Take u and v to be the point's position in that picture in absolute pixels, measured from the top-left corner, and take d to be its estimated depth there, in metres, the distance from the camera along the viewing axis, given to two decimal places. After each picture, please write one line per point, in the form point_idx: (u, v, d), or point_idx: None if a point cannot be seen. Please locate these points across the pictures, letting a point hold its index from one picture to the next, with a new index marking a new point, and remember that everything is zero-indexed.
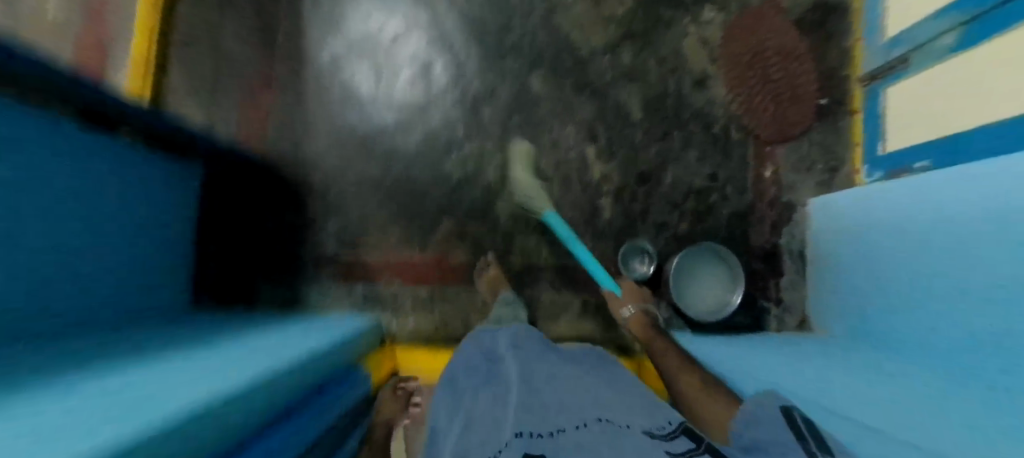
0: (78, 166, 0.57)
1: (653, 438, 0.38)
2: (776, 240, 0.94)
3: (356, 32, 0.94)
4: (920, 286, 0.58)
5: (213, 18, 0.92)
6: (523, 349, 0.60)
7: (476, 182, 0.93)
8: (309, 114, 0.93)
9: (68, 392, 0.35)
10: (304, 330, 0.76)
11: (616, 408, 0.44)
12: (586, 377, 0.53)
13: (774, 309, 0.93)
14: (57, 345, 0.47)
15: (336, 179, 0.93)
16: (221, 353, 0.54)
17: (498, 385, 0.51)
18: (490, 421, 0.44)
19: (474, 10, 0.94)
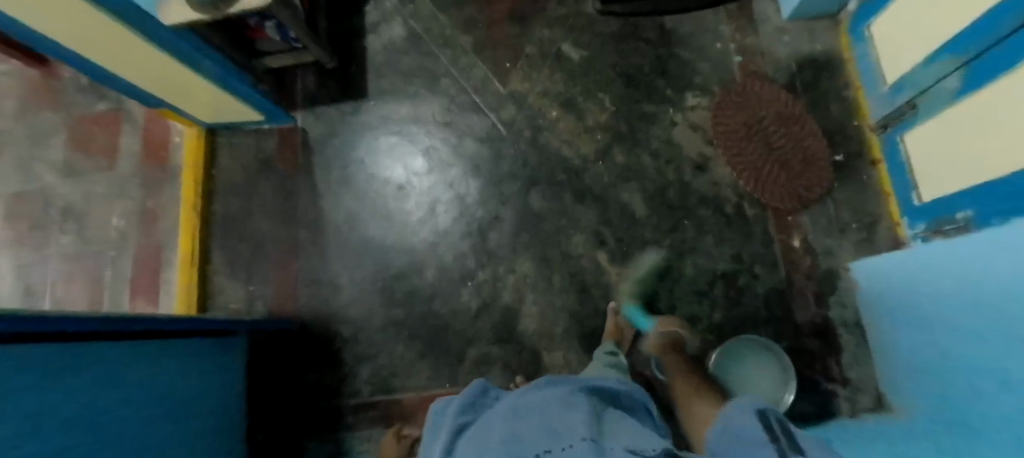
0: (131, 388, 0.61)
1: (644, 453, 0.31)
2: (825, 313, 0.86)
3: (367, 187, 1.03)
4: (977, 362, 0.53)
5: (247, 203, 1.05)
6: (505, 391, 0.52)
7: (495, 306, 0.94)
8: (333, 269, 1.00)
9: None
10: None
11: (609, 432, 0.37)
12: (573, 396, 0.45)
13: (844, 393, 0.83)
14: None
15: (362, 326, 0.96)
16: None
17: (488, 421, 0.46)
18: (466, 457, 0.39)
19: (469, 147, 1.02)
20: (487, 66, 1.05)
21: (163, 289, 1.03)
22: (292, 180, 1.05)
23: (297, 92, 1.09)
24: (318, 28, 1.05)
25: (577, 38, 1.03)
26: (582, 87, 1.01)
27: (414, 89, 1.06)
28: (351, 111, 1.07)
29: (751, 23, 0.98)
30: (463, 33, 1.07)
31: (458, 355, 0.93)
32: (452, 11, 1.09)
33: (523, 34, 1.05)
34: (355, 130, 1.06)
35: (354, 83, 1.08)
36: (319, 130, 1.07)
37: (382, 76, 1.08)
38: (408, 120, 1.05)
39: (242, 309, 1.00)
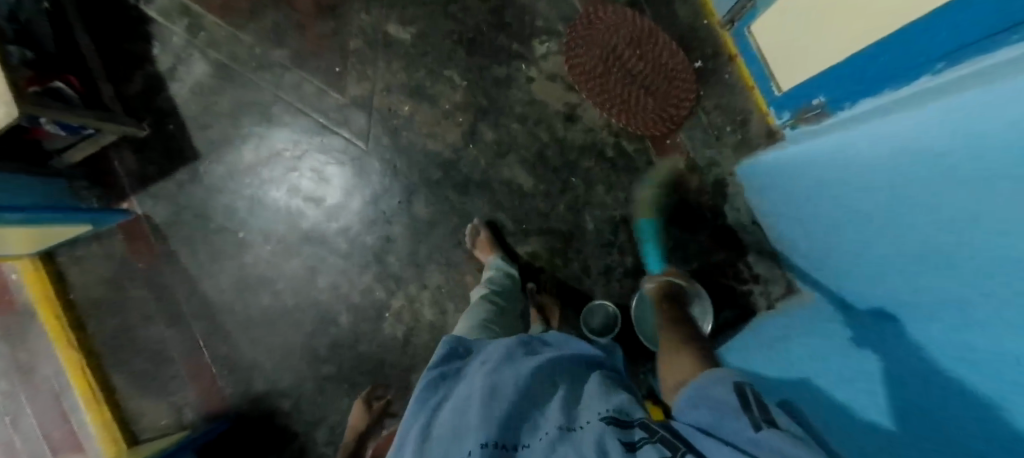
0: None
1: (609, 425, 0.38)
2: (724, 223, 0.87)
3: (244, 255, 0.94)
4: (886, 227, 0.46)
5: (127, 316, 0.96)
6: (493, 358, 0.53)
7: (419, 327, 0.92)
8: (248, 348, 0.95)
9: None
10: None
11: (584, 409, 0.43)
12: (557, 379, 0.50)
13: (760, 292, 0.86)
14: None
15: (301, 392, 0.94)
16: None
17: (461, 392, 0.48)
18: (452, 425, 0.42)
19: (333, 176, 0.92)
20: (317, 78, 0.92)
21: (83, 430, 0.97)
22: (163, 275, 0.95)
23: (121, 178, 0.95)
24: (107, 100, 0.89)
25: (402, 15, 0.90)
26: (426, 69, 0.90)
27: (249, 131, 0.93)
28: (191, 178, 0.94)
29: None
30: (276, 47, 0.92)
31: (400, 385, 0.92)
32: (252, 24, 0.92)
33: (342, 27, 0.91)
34: (204, 198, 0.94)
35: (179, 147, 0.94)
36: (166, 212, 0.94)
37: (208, 127, 0.93)
38: (256, 168, 0.93)
39: (175, 419, 0.96)
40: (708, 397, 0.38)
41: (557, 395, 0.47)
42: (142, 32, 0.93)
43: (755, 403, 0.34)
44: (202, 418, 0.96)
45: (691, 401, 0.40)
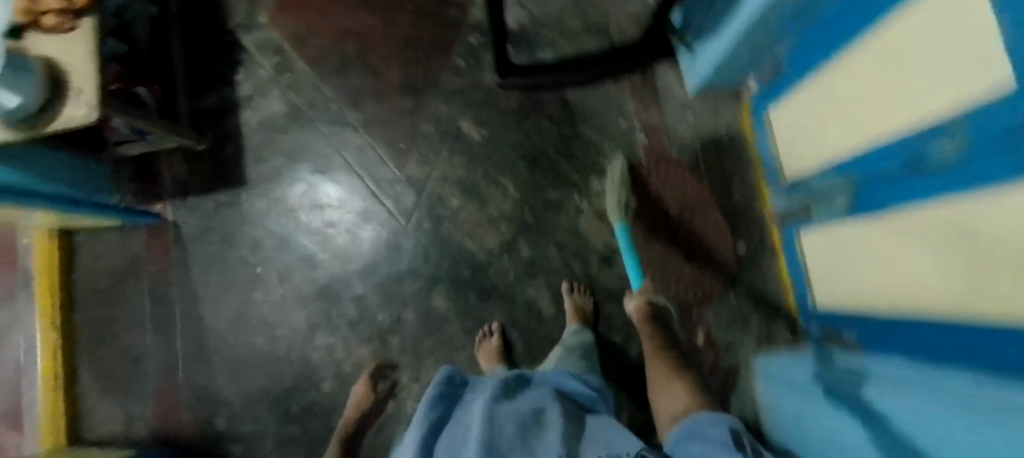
0: None
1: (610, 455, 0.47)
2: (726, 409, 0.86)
3: (254, 291, 0.93)
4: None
5: (116, 315, 0.93)
6: (491, 391, 0.56)
7: (399, 417, 0.89)
8: (223, 384, 0.91)
9: None
10: None
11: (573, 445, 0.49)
12: (551, 413, 0.55)
13: None
14: None
15: (259, 446, 0.90)
16: None
17: (462, 421, 0.52)
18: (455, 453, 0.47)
19: (365, 242, 0.93)
20: (379, 148, 0.95)
21: (28, 416, 0.92)
22: (168, 287, 0.94)
23: (164, 181, 0.96)
24: (180, 111, 0.91)
25: (477, 116, 0.94)
26: (484, 171, 0.93)
27: (300, 175, 0.95)
28: (229, 202, 0.95)
29: (655, 98, 0.94)
30: (352, 108, 0.96)
31: None
32: (338, 82, 0.96)
33: (418, 110, 0.95)
34: (235, 225, 0.94)
35: (229, 170, 0.96)
36: (194, 226, 0.95)
37: (262, 160, 0.96)
38: (295, 212, 0.94)
39: (121, 434, 0.91)
40: (705, 435, 0.51)
41: (554, 426, 0.51)
42: (232, 58, 0.98)
43: (743, 446, 0.47)
44: (150, 442, 0.91)
45: (687, 437, 0.53)
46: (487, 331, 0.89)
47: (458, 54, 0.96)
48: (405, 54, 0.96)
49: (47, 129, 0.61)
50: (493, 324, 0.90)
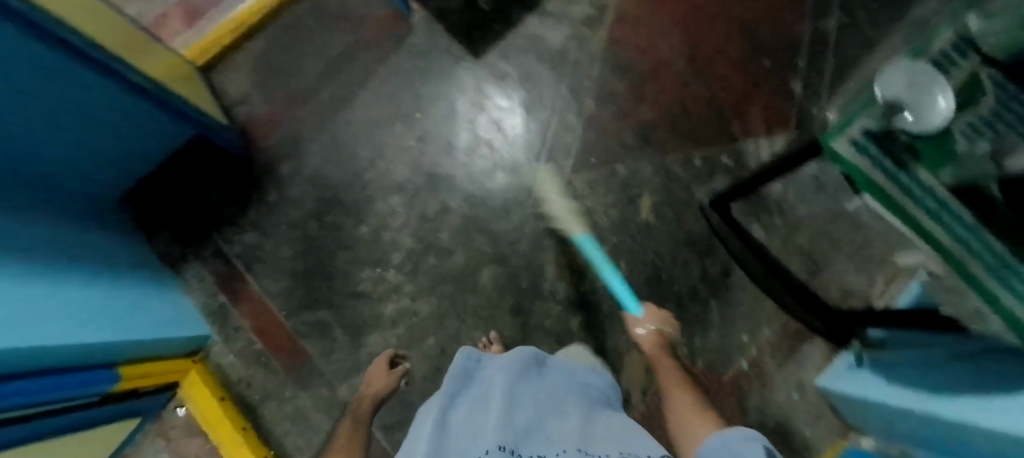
0: (112, 106, 0.72)
1: None
2: None
3: (399, 122, 0.98)
4: None
5: (311, 31, 1.01)
6: (509, 372, 0.56)
7: (372, 305, 0.92)
8: (312, 148, 0.98)
9: (27, 280, 0.55)
10: (162, 299, 0.85)
11: (592, 441, 0.44)
12: (568, 408, 0.52)
13: None
14: (55, 253, 0.65)
15: (282, 207, 0.96)
16: (108, 304, 0.71)
17: (480, 398, 0.51)
18: (466, 426, 0.45)
19: (495, 183, 0.96)
20: (578, 144, 0.97)
21: (201, 23, 1.02)
22: (357, 55, 1.01)
23: None
24: None
25: (661, 206, 0.93)
26: (618, 244, 0.93)
27: (513, 95, 0.99)
28: (455, 56, 1.00)
29: (787, 352, 0.89)
30: (593, 100, 0.98)
31: (312, 301, 0.92)
32: (606, 74, 0.99)
33: (631, 154, 0.96)
34: (441, 72, 1.00)
35: (479, 37, 1.00)
36: (419, 43, 1.01)
37: (504, 58, 1.00)
38: (481, 111, 0.98)
39: (227, 97, 1.00)
40: (727, 448, 0.40)
41: (574, 421, 0.48)
42: None
43: None
44: (237, 125, 1.00)
45: (713, 451, 0.41)
46: (486, 342, 0.88)
47: (702, 155, 0.95)
48: (671, 111, 0.97)
49: None
50: (495, 333, 0.89)
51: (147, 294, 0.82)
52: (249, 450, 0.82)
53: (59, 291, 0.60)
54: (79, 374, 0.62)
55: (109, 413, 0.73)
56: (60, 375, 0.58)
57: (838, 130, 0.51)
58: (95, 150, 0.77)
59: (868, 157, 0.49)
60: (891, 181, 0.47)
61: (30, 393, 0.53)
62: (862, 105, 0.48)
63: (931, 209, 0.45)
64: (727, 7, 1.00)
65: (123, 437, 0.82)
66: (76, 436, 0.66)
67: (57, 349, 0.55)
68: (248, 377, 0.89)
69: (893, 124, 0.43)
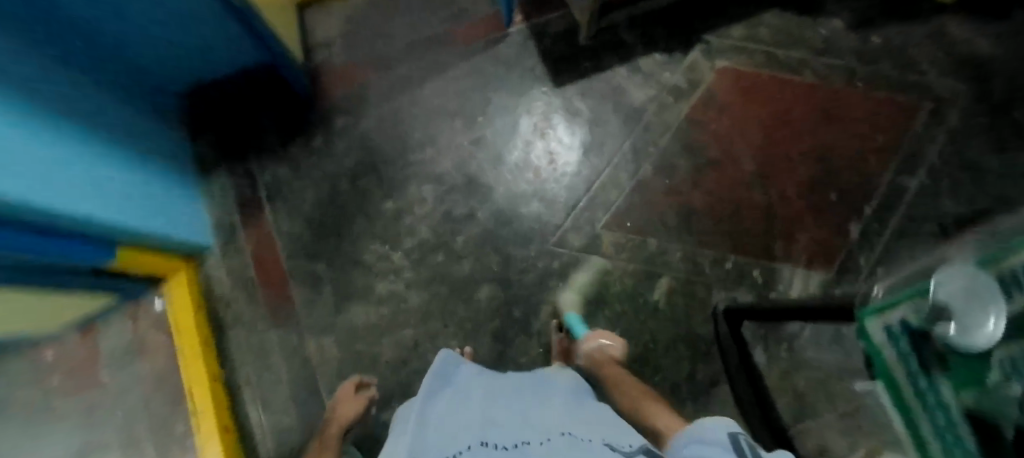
0: (211, 11, 0.75)
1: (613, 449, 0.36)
2: None
3: (461, 118, 1.00)
4: None
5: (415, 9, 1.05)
6: (492, 381, 0.55)
7: (367, 277, 0.92)
8: (372, 111, 1.00)
9: (67, 146, 0.57)
10: (182, 200, 0.88)
11: (580, 428, 0.41)
12: (551, 403, 0.49)
13: None
14: (107, 126, 0.68)
15: (324, 154, 0.97)
16: (138, 190, 0.73)
17: (460, 397, 0.49)
18: (447, 420, 0.43)
19: (526, 209, 0.95)
20: (620, 203, 0.95)
21: None
22: (448, 44, 1.03)
23: (541, 17, 1.04)
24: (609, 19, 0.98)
25: (676, 293, 0.91)
26: (620, 314, 0.91)
27: (576, 134, 0.99)
28: (536, 77, 1.01)
29: None
30: (651, 167, 0.97)
31: (315, 250, 0.93)
32: (672, 148, 0.97)
33: (667, 232, 0.94)
34: (517, 88, 1.01)
35: (565, 68, 1.01)
36: (508, 53, 1.02)
37: (581, 96, 1.00)
38: (540, 137, 0.99)
39: (318, 39, 1.05)
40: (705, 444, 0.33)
41: (557, 413, 0.45)
42: (672, 43, 1.02)
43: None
44: (315, 65, 1.03)
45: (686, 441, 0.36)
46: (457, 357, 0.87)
47: (735, 260, 0.92)
48: (721, 206, 0.95)
49: None
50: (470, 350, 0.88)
51: (173, 190, 0.85)
52: (205, 365, 0.83)
53: (96, 166, 0.63)
54: (70, 244, 0.60)
55: (91, 282, 0.74)
56: (69, 243, 0.61)
57: (875, 307, 0.37)
58: (178, 41, 0.80)
59: (896, 347, 0.35)
60: (909, 384, 0.33)
61: (30, 249, 0.55)
62: (919, 292, 0.35)
63: (938, 425, 0.30)
64: (812, 129, 0.98)
65: (96, 307, 0.84)
66: (52, 292, 0.68)
67: (66, 218, 0.56)
68: (229, 298, 0.91)
69: (933, 327, 0.30)
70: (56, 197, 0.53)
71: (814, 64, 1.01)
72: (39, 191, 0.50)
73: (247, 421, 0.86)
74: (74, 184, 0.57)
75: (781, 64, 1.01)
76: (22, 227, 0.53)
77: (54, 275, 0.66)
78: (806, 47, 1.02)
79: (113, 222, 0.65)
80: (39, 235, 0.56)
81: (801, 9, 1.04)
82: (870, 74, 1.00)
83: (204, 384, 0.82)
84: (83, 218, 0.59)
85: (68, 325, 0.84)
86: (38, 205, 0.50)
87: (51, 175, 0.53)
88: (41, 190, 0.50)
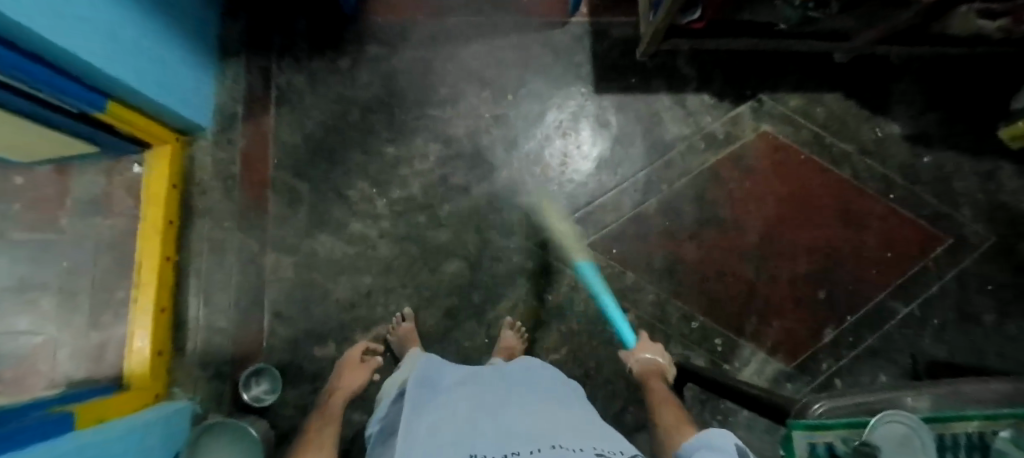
0: None
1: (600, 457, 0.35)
2: None
3: (491, 90, 0.97)
4: None
5: None
6: (475, 385, 0.56)
7: (346, 211, 0.91)
8: (408, 52, 0.97)
9: None
10: (199, 80, 0.86)
11: (565, 436, 0.40)
12: (534, 406, 0.49)
13: None
14: None
15: (345, 77, 0.95)
16: (155, 56, 0.71)
17: (446, 405, 0.50)
18: (431, 433, 0.43)
19: (521, 202, 0.93)
20: (614, 228, 0.93)
21: None
22: (506, 12, 0.99)
23: (607, 18, 0.99)
24: (674, 42, 0.93)
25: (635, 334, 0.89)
26: (573, 334, 0.90)
27: (598, 146, 0.96)
28: (580, 76, 0.97)
29: None
30: (657, 203, 0.94)
31: (305, 168, 0.91)
32: (685, 193, 0.94)
33: (649, 271, 0.92)
34: (557, 79, 0.97)
35: (611, 77, 0.98)
36: (560, 42, 0.98)
37: (616, 110, 0.97)
38: (561, 136, 0.96)
39: None
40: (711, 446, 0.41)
41: (539, 418, 0.45)
42: (725, 91, 0.98)
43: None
44: None
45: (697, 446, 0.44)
46: (399, 318, 0.87)
47: (702, 322, 0.90)
48: (711, 267, 0.92)
49: None
50: (412, 313, 0.88)
51: (192, 66, 0.83)
52: (160, 242, 0.83)
53: (124, 18, 0.61)
54: (59, 83, 0.57)
55: (78, 131, 0.72)
56: (67, 81, 0.59)
57: (809, 422, 0.34)
58: None
59: None
60: None
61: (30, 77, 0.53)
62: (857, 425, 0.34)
63: None
64: (828, 224, 0.95)
65: (75, 152, 0.84)
66: (37, 126, 0.66)
67: (72, 57, 0.55)
68: (207, 185, 0.89)
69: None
70: (60, 28, 0.49)
71: (856, 161, 0.97)
72: (55, 22, 0.48)
73: (187, 308, 0.87)
74: (95, 27, 0.56)
75: (824, 149, 0.97)
76: (29, 52, 0.51)
77: (52, 116, 0.65)
78: (854, 141, 0.98)
79: (114, 75, 0.63)
80: (44, 65, 0.54)
81: (865, 102, 0.99)
82: (906, 192, 0.96)
83: (152, 260, 0.82)
84: (89, 62, 0.57)
85: (40, 160, 0.84)
86: (50, 35, 0.48)
87: (74, 11, 0.51)
88: (59, 21, 0.49)
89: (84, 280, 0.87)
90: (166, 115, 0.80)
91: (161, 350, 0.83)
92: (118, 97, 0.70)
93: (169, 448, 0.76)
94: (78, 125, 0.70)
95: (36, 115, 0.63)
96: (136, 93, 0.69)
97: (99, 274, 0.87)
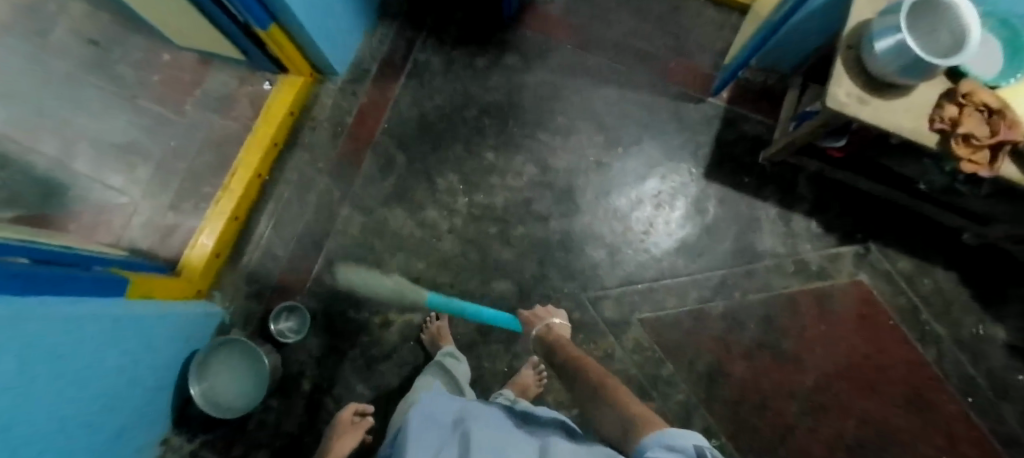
0: None
1: None
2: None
3: (605, 137, 0.96)
4: None
5: (650, 18, 1.01)
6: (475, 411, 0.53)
7: (427, 194, 0.93)
8: (543, 72, 0.98)
9: None
10: (352, 33, 0.90)
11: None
12: (533, 440, 0.46)
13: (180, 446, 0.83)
14: None
15: (477, 73, 0.97)
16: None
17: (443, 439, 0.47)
18: None
19: (591, 252, 0.92)
20: (671, 314, 0.90)
21: None
22: (649, 69, 0.99)
23: (744, 112, 0.97)
24: (802, 160, 0.90)
25: None
26: None
27: (686, 228, 0.93)
28: (695, 155, 0.96)
29: None
30: (723, 307, 0.90)
31: (408, 143, 0.94)
32: (755, 308, 0.90)
33: (689, 370, 0.88)
34: (672, 150, 0.96)
35: (725, 168, 0.95)
36: (688, 116, 0.97)
37: (717, 201, 0.94)
38: (654, 204, 0.94)
39: None
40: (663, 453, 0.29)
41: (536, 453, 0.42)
42: (834, 225, 0.93)
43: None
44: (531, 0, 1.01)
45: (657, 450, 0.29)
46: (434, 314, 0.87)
47: (722, 444, 0.86)
48: (752, 391, 0.87)
49: (844, 106, 0.66)
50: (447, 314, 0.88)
51: (352, 19, 0.88)
52: (259, 158, 0.87)
53: None
54: None
55: (235, 39, 0.77)
56: None
57: None
58: None
59: None
60: None
61: None
62: None
63: None
64: (891, 400, 0.88)
65: (225, 54, 0.91)
66: (204, 21, 0.71)
67: None
68: (318, 123, 0.94)
69: None
70: None
71: (946, 348, 0.89)
72: None
73: (256, 224, 0.91)
74: None
75: (916, 323, 0.90)
76: None
77: (221, 17, 0.69)
78: (952, 329, 0.90)
79: (286, 5, 0.66)
80: None
81: (979, 294, 0.92)
82: (989, 403, 0.87)
83: (247, 171, 0.86)
84: None
85: (195, 49, 0.92)
86: None
87: None
88: None
89: (182, 165, 0.93)
90: (311, 52, 0.84)
91: (219, 253, 0.87)
92: (281, 23, 0.74)
93: (189, 346, 0.79)
94: (237, 34, 0.75)
95: (209, 10, 0.67)
96: (297, 25, 0.73)
97: (196, 164, 0.93)
